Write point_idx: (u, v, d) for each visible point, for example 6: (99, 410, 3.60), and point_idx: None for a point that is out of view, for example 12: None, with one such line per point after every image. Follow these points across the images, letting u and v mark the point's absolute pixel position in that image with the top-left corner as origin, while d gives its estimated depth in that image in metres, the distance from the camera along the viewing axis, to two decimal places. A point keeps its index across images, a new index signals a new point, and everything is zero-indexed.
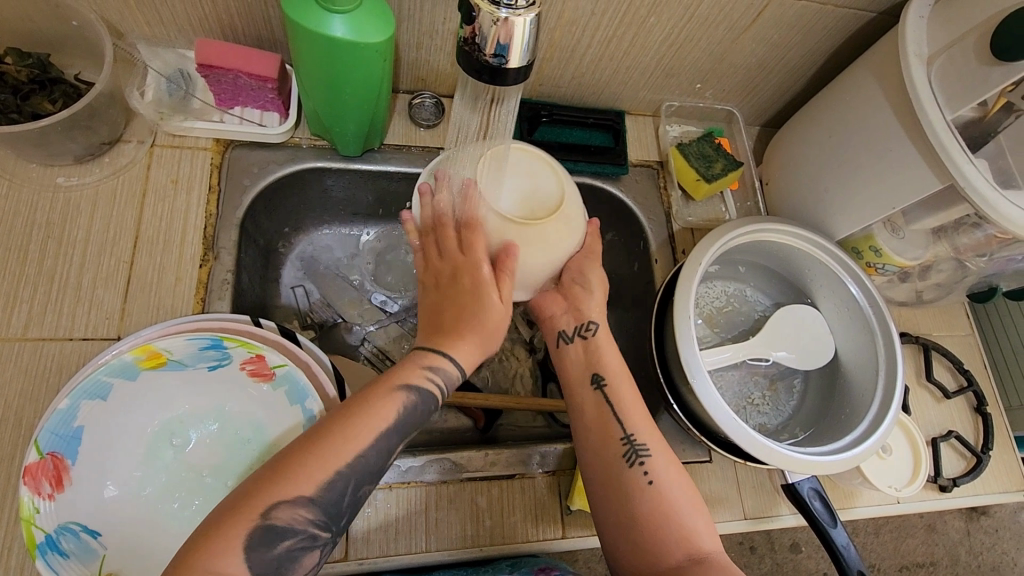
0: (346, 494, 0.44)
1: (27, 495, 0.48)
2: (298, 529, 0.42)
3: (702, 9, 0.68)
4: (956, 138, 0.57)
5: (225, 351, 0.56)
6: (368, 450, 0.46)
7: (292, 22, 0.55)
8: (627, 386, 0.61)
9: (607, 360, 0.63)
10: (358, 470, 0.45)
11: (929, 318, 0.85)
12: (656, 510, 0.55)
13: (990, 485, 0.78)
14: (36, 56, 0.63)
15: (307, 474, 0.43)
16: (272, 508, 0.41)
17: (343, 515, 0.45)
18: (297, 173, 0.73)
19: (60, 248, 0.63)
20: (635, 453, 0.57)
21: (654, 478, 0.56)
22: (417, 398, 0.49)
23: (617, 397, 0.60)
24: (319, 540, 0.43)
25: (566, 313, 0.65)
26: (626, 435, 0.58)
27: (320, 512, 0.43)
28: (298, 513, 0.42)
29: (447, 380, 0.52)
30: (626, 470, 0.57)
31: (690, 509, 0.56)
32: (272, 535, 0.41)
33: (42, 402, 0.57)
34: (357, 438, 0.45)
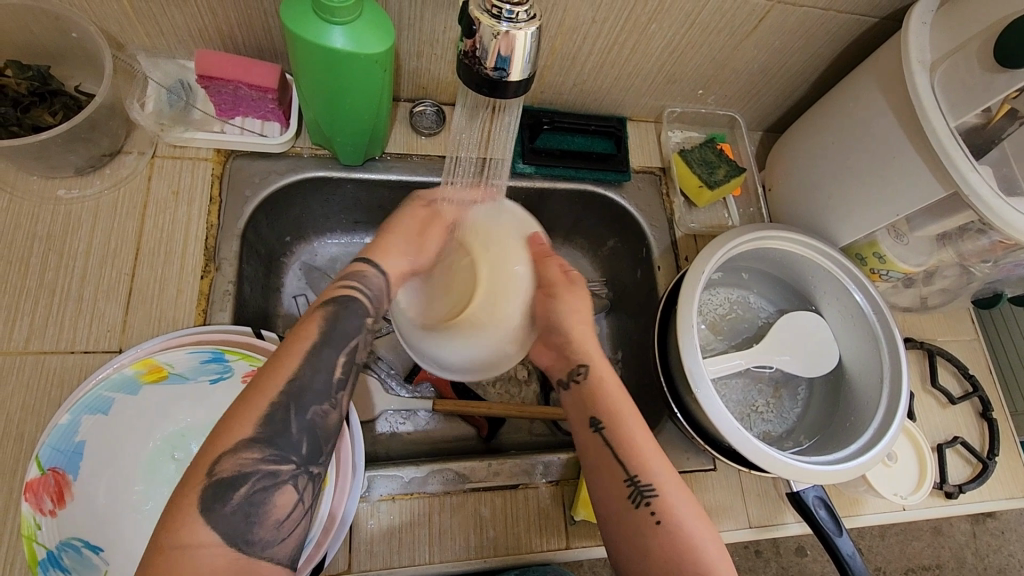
0: (290, 423, 0.44)
1: (29, 511, 0.48)
2: (249, 471, 0.42)
3: (703, 16, 0.68)
4: (960, 145, 0.57)
5: (226, 364, 0.56)
6: (302, 369, 0.46)
7: (291, 34, 0.55)
8: (627, 424, 0.58)
9: (606, 397, 0.60)
10: (296, 395, 0.45)
11: (933, 324, 0.85)
12: (670, 551, 0.53)
13: (996, 491, 0.78)
14: (37, 69, 0.63)
15: (243, 415, 0.43)
16: (219, 460, 0.41)
17: (301, 444, 0.44)
18: (298, 183, 0.73)
19: (61, 260, 0.63)
20: (640, 494, 0.55)
21: (664, 518, 0.54)
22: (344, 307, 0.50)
23: (616, 436, 0.57)
24: (280, 477, 0.43)
25: (557, 360, 0.64)
26: (631, 474, 0.56)
27: (268, 448, 0.43)
28: (247, 456, 0.42)
29: (372, 286, 0.53)
30: (633, 512, 0.55)
31: (705, 542, 0.54)
32: (222, 488, 0.41)
33: (44, 416, 0.57)
34: (289, 361, 0.46)
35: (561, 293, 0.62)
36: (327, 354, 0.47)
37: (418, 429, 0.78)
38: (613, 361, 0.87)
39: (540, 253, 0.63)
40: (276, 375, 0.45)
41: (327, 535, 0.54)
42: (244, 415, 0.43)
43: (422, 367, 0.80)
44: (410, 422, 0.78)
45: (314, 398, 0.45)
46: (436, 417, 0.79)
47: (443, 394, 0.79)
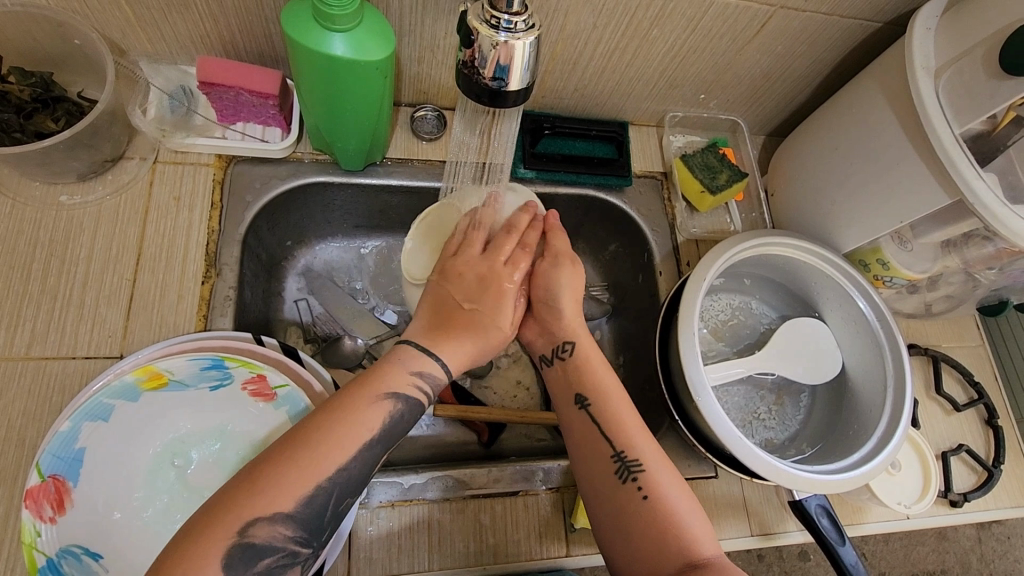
0: (327, 508, 0.45)
1: (28, 519, 0.47)
2: (278, 547, 0.42)
3: (705, 21, 0.67)
4: (965, 153, 0.56)
5: (226, 370, 0.56)
6: (351, 463, 0.46)
7: (292, 41, 0.55)
8: (610, 400, 0.59)
9: (593, 371, 0.60)
10: (341, 484, 0.45)
11: (938, 330, 0.84)
12: (656, 526, 0.53)
13: (1001, 499, 0.77)
14: (39, 75, 0.63)
15: (285, 488, 0.43)
16: (251, 525, 0.41)
17: (325, 531, 0.45)
18: (299, 188, 0.73)
19: (63, 266, 0.63)
20: (627, 468, 0.55)
21: (649, 491, 0.54)
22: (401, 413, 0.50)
23: (603, 411, 0.58)
24: (302, 556, 0.44)
25: (541, 337, 0.63)
26: (616, 450, 0.56)
27: (301, 527, 0.43)
28: (278, 530, 0.42)
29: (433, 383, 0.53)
30: (619, 486, 0.55)
31: (691, 513, 0.54)
32: (251, 553, 0.41)
33: (44, 421, 0.57)
34: (342, 443, 0.46)
35: (565, 267, 0.62)
36: (374, 453, 0.48)
37: (417, 434, 0.78)
38: (614, 366, 0.87)
39: (552, 229, 0.64)
40: (332, 454, 0.45)
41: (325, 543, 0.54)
42: (287, 491, 0.43)
43: None
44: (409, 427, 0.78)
45: (352, 489, 0.46)
46: (436, 422, 0.79)
47: (443, 399, 0.79)
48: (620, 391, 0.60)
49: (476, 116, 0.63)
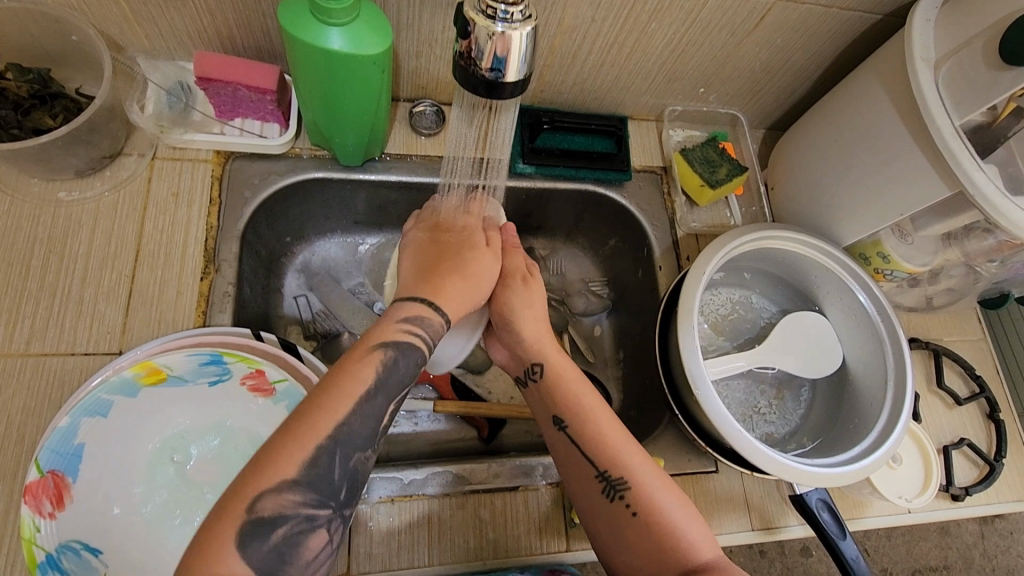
0: (335, 467, 0.44)
1: (28, 514, 0.47)
2: (291, 513, 0.41)
3: (704, 14, 0.67)
4: (966, 144, 0.56)
5: (225, 365, 0.56)
6: (351, 418, 0.46)
7: (289, 35, 0.55)
8: (589, 417, 0.58)
9: (569, 386, 0.60)
10: (343, 440, 0.45)
11: (939, 324, 0.84)
12: (650, 538, 0.53)
13: (1003, 493, 0.77)
14: (37, 71, 0.63)
15: (286, 454, 0.42)
16: (258, 497, 0.41)
17: (340, 490, 0.44)
18: (298, 184, 0.73)
19: (62, 262, 0.63)
20: (613, 487, 0.55)
21: (637, 507, 0.54)
22: (400, 349, 0.51)
23: (581, 433, 0.57)
24: (319, 520, 0.43)
25: (513, 359, 0.63)
26: (600, 470, 0.56)
27: (310, 491, 0.42)
28: (287, 497, 0.41)
29: (434, 333, 0.54)
30: (608, 504, 0.55)
31: (686, 522, 0.54)
32: (262, 526, 0.40)
33: (44, 417, 0.57)
34: (340, 405, 0.46)
35: (516, 285, 0.63)
36: (377, 403, 0.48)
37: (417, 430, 0.78)
38: (615, 361, 0.87)
39: (510, 243, 0.66)
40: (328, 414, 0.45)
41: None
42: (290, 456, 0.42)
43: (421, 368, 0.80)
44: (409, 423, 0.78)
45: (358, 444, 0.46)
46: (436, 418, 0.79)
47: (443, 394, 0.79)
48: (599, 406, 0.59)
49: (473, 108, 0.61)
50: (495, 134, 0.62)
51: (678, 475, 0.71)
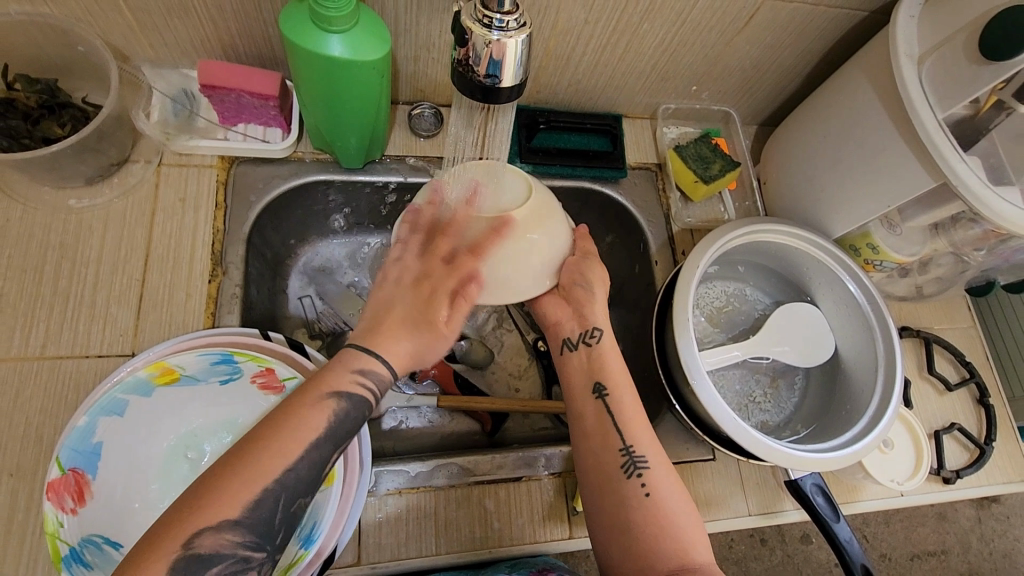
0: (277, 513, 0.43)
1: (51, 509, 0.49)
2: (227, 554, 0.40)
3: (695, 13, 0.69)
4: (948, 138, 0.58)
5: (235, 364, 0.58)
6: (300, 465, 0.44)
7: (290, 43, 0.57)
8: (629, 396, 0.61)
9: (617, 364, 0.63)
10: (290, 485, 0.44)
11: (929, 312, 0.86)
12: (655, 519, 0.55)
13: (994, 475, 0.79)
14: (45, 82, 0.65)
15: (231, 492, 0.41)
16: (196, 535, 0.40)
17: (277, 533, 0.43)
18: (301, 187, 0.75)
19: (73, 267, 0.65)
20: (633, 463, 0.57)
21: (652, 489, 0.56)
22: (349, 402, 0.48)
23: (618, 404, 0.60)
24: (252, 563, 0.42)
25: (571, 319, 0.65)
26: (625, 445, 0.58)
27: (250, 534, 0.41)
28: (225, 537, 0.41)
29: (379, 384, 0.51)
30: (623, 479, 0.57)
31: (687, 520, 0.56)
32: (197, 564, 0.39)
33: (60, 419, 0.59)
34: (289, 446, 0.44)
35: (592, 262, 0.66)
36: (326, 451, 0.46)
37: (422, 425, 0.80)
38: None
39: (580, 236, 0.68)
40: (277, 457, 0.43)
41: (336, 527, 0.57)
42: (234, 495, 0.41)
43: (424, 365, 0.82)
44: (414, 420, 0.80)
45: (305, 490, 0.45)
46: (440, 412, 0.81)
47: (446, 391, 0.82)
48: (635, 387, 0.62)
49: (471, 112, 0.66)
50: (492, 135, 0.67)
51: (677, 464, 0.73)
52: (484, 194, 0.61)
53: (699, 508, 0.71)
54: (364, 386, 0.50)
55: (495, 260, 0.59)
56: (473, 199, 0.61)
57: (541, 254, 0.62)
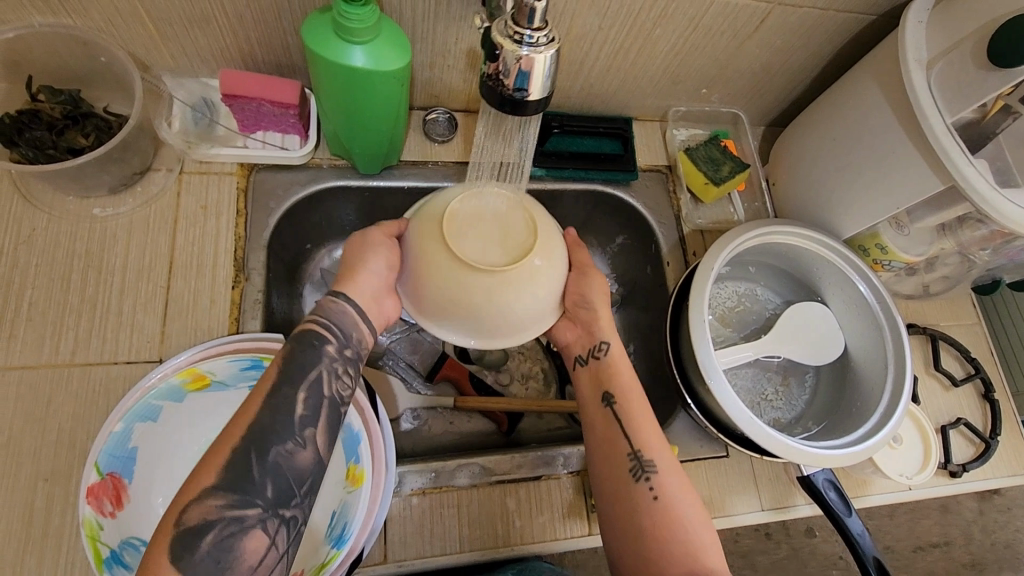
0: (252, 465, 0.45)
1: (92, 513, 0.50)
2: (214, 520, 0.43)
3: (706, 19, 0.70)
4: (957, 141, 0.59)
5: (266, 369, 0.59)
6: (260, 413, 0.47)
7: (313, 53, 0.58)
8: (637, 403, 0.63)
9: (621, 367, 0.65)
10: (258, 438, 0.46)
11: (935, 309, 0.88)
12: (664, 523, 0.56)
13: (999, 468, 0.81)
14: (68, 93, 0.66)
15: (208, 464, 0.45)
16: (184, 509, 0.43)
17: (266, 487, 0.45)
18: (319, 193, 0.76)
19: (100, 275, 0.66)
20: (641, 468, 0.59)
21: (660, 494, 0.58)
22: (303, 343, 0.52)
23: (627, 411, 0.62)
24: (247, 522, 0.44)
25: (579, 336, 0.67)
26: (633, 449, 0.60)
27: (232, 492, 0.44)
28: (211, 504, 0.43)
29: (339, 318, 0.55)
30: (632, 484, 0.59)
31: (696, 523, 0.57)
32: (190, 536, 0.42)
33: (92, 425, 0.60)
34: (249, 400, 0.48)
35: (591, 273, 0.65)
36: (286, 394, 0.49)
37: (440, 426, 0.81)
38: None
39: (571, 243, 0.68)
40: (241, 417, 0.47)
41: (365, 528, 0.58)
42: (212, 463, 0.45)
43: (441, 367, 0.83)
44: (432, 422, 0.81)
45: (279, 439, 0.46)
46: (457, 413, 0.82)
47: (463, 391, 0.83)
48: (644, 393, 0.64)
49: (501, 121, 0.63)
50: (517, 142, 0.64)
51: (691, 460, 0.75)
52: (473, 227, 0.55)
53: (714, 503, 0.73)
54: (317, 322, 0.54)
55: (462, 292, 0.55)
56: (460, 223, 0.56)
57: (540, 282, 0.57)
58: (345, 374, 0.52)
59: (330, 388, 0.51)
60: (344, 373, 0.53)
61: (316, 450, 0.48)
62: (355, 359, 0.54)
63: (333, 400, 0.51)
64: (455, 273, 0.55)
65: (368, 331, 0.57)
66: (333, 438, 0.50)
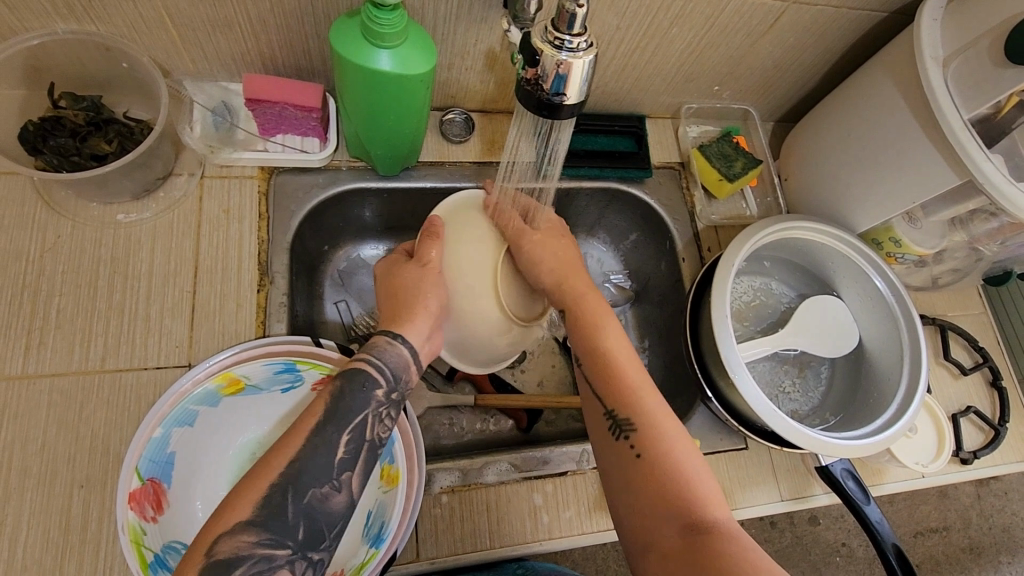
0: (286, 505, 0.45)
1: (135, 518, 0.52)
2: (246, 555, 0.43)
3: (722, 18, 0.71)
4: (974, 137, 0.61)
5: (298, 373, 0.60)
6: (302, 453, 0.47)
7: (340, 56, 0.58)
8: (612, 353, 0.61)
9: (594, 317, 0.63)
10: (298, 478, 0.46)
11: (942, 300, 0.90)
12: (651, 473, 0.54)
13: (1007, 455, 0.83)
14: (90, 99, 0.66)
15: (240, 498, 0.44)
16: (215, 543, 0.43)
17: (297, 529, 0.45)
18: (339, 196, 0.76)
19: (126, 282, 0.66)
20: (619, 427, 0.57)
21: (642, 448, 0.55)
22: (356, 383, 0.52)
23: (604, 366, 0.60)
24: (277, 561, 0.44)
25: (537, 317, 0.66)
26: (609, 409, 0.58)
27: (264, 531, 0.44)
28: (242, 539, 0.43)
29: (389, 359, 0.55)
30: (615, 443, 0.57)
31: (694, 472, 0.54)
32: (221, 567, 0.42)
33: (126, 430, 0.61)
34: (294, 436, 0.48)
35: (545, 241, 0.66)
36: (331, 433, 0.49)
37: (461, 425, 0.82)
38: (641, 349, 0.91)
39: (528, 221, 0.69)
40: (284, 452, 0.47)
41: (400, 529, 0.60)
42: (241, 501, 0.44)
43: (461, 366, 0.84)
44: (454, 421, 0.82)
45: (314, 479, 0.47)
46: (477, 411, 0.83)
47: (482, 390, 0.84)
48: (625, 349, 0.62)
49: (535, 123, 0.60)
50: (554, 149, 0.63)
51: (711, 453, 0.76)
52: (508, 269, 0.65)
53: (735, 494, 0.74)
54: (370, 362, 0.54)
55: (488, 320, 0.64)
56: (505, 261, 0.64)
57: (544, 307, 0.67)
58: (388, 417, 0.53)
59: (372, 431, 0.51)
60: (386, 417, 0.53)
61: (348, 497, 0.48)
62: (399, 402, 0.54)
63: (373, 442, 0.51)
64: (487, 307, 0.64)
65: (413, 367, 0.57)
66: (367, 479, 0.50)
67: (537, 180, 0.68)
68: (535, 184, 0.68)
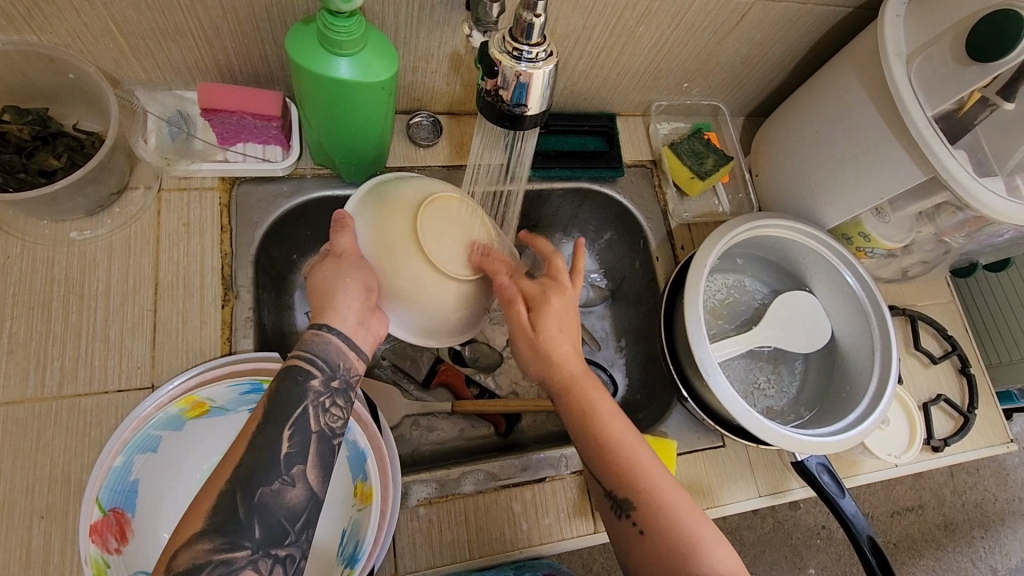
0: (237, 505, 0.44)
1: (97, 551, 0.50)
2: (203, 563, 0.42)
3: (689, 16, 0.70)
4: (938, 134, 0.61)
5: (265, 392, 0.59)
6: (245, 455, 0.46)
7: (297, 65, 0.56)
8: (609, 432, 0.58)
9: (585, 391, 0.59)
10: (242, 480, 0.45)
11: (913, 291, 0.91)
12: (658, 552, 0.54)
13: (976, 440, 0.85)
14: (35, 112, 0.63)
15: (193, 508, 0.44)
16: (174, 556, 0.42)
17: (253, 527, 0.44)
18: (304, 205, 0.74)
19: (82, 302, 0.63)
20: (621, 507, 0.56)
21: (645, 527, 0.55)
22: (287, 380, 0.50)
23: (602, 441, 0.57)
24: (237, 563, 0.43)
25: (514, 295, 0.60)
26: (609, 490, 0.57)
27: (220, 535, 0.43)
28: (199, 548, 0.42)
29: (322, 353, 0.52)
30: (620, 523, 0.57)
31: (707, 539, 0.54)
32: None
33: (87, 456, 0.59)
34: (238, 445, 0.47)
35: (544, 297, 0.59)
36: (271, 431, 0.47)
37: (439, 433, 0.81)
38: (618, 349, 0.91)
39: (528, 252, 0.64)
40: (228, 459, 0.46)
41: (376, 545, 0.59)
42: (195, 512, 0.44)
43: (438, 371, 0.83)
44: (431, 429, 0.81)
45: (264, 477, 0.45)
46: (455, 418, 0.82)
47: (459, 396, 0.83)
48: (620, 423, 0.58)
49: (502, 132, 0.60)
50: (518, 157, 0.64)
51: (690, 453, 0.76)
52: (448, 232, 0.59)
53: (713, 493, 0.75)
54: (301, 358, 0.51)
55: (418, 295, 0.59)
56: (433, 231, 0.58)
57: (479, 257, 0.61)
58: (335, 406, 0.51)
59: (318, 422, 0.50)
60: (333, 406, 0.51)
61: (306, 487, 0.47)
62: (344, 388, 0.52)
63: (324, 433, 0.50)
64: (422, 276, 0.58)
65: (356, 357, 0.54)
66: (326, 471, 0.49)
67: (497, 185, 0.67)
68: (504, 185, 0.68)
